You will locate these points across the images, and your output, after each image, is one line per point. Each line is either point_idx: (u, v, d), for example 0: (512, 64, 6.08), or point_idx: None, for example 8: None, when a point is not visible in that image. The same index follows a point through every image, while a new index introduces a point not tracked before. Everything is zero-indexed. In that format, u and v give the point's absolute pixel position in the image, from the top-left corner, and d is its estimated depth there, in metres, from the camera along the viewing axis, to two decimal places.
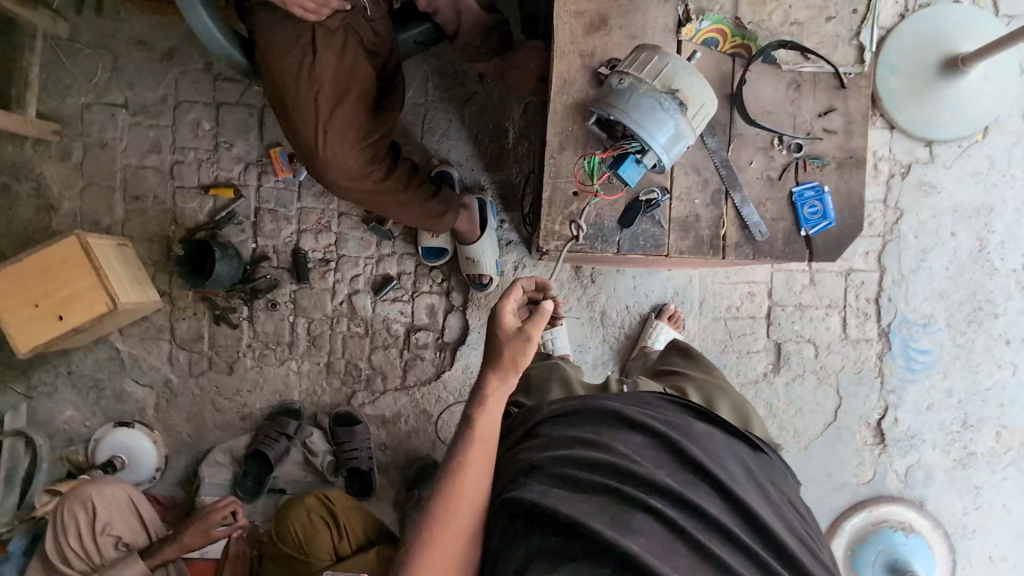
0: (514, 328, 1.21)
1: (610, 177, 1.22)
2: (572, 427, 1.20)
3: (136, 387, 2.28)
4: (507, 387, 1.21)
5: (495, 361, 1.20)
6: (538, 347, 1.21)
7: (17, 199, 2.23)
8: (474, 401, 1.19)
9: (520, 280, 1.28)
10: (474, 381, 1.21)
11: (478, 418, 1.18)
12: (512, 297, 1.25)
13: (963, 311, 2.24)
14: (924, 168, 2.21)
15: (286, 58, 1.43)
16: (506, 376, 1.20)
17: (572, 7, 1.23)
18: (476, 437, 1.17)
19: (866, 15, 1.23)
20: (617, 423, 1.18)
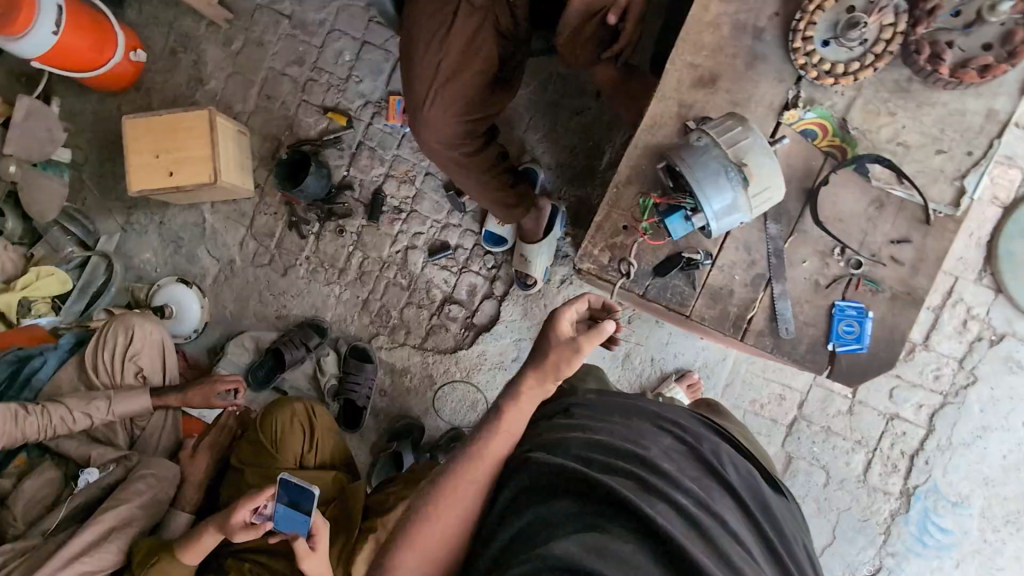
0: (567, 335, 1.25)
1: (659, 222, 1.25)
2: (601, 418, 1.24)
3: (206, 255, 2.54)
4: (542, 389, 1.26)
5: (539, 362, 1.26)
6: (583, 361, 1.23)
7: (178, 65, 2.55)
8: (508, 393, 1.26)
9: (589, 296, 1.31)
10: (514, 376, 1.28)
11: (507, 410, 1.25)
12: (573, 307, 1.30)
13: (1005, 508, 2.04)
14: (1016, 344, 2.02)
15: (427, 19, 1.55)
16: (545, 380, 1.25)
17: (689, 58, 1.25)
18: (500, 431, 1.24)
19: (980, 160, 1.17)
20: (648, 423, 1.23)
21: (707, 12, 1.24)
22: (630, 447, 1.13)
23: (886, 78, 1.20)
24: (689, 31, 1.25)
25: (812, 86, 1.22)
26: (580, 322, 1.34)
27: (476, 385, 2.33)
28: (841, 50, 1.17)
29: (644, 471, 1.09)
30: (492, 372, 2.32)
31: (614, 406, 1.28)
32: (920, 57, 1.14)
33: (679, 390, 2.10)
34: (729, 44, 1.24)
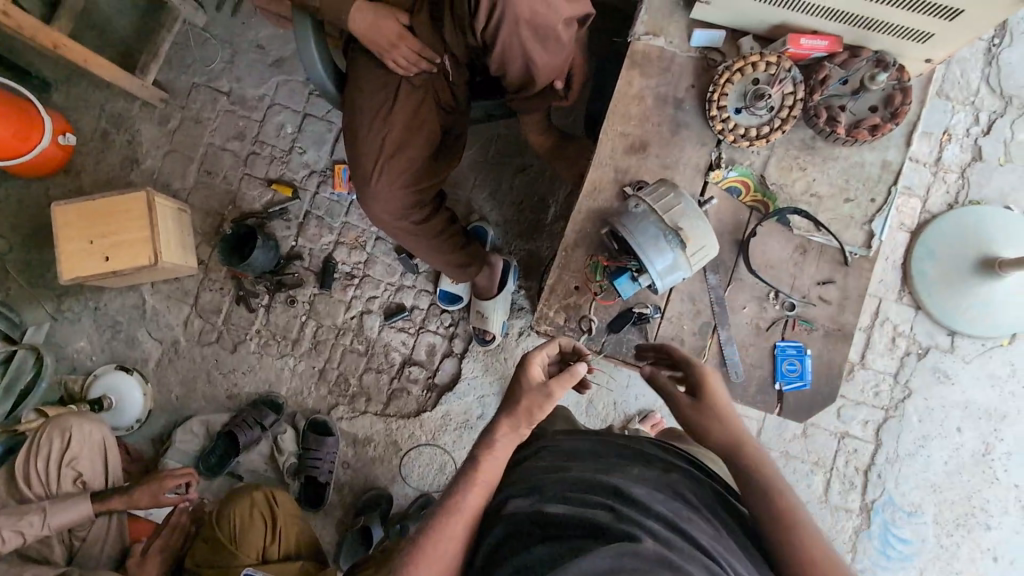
0: (539, 380, 1.25)
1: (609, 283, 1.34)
2: (571, 459, 1.24)
3: (148, 338, 2.42)
4: (517, 436, 1.23)
5: (511, 408, 1.24)
6: (556, 405, 1.23)
7: (111, 146, 2.49)
8: (483, 441, 1.23)
9: (559, 339, 1.33)
10: (487, 424, 1.25)
11: (482, 461, 1.20)
12: (545, 351, 1.29)
13: (954, 512, 2.15)
14: (941, 356, 2.19)
15: (369, 99, 1.60)
16: (518, 426, 1.22)
17: (620, 128, 1.35)
18: (478, 481, 1.19)
19: (883, 206, 1.31)
20: (618, 458, 1.22)
21: (632, 86, 1.35)
22: (599, 480, 1.12)
23: (795, 137, 1.33)
24: (617, 104, 1.35)
25: (731, 148, 1.33)
26: (551, 364, 1.34)
27: (443, 447, 2.28)
28: (752, 117, 1.30)
29: (618, 501, 1.07)
30: (458, 432, 2.28)
31: (584, 448, 1.28)
32: (820, 121, 1.28)
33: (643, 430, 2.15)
34: (655, 114, 1.34)
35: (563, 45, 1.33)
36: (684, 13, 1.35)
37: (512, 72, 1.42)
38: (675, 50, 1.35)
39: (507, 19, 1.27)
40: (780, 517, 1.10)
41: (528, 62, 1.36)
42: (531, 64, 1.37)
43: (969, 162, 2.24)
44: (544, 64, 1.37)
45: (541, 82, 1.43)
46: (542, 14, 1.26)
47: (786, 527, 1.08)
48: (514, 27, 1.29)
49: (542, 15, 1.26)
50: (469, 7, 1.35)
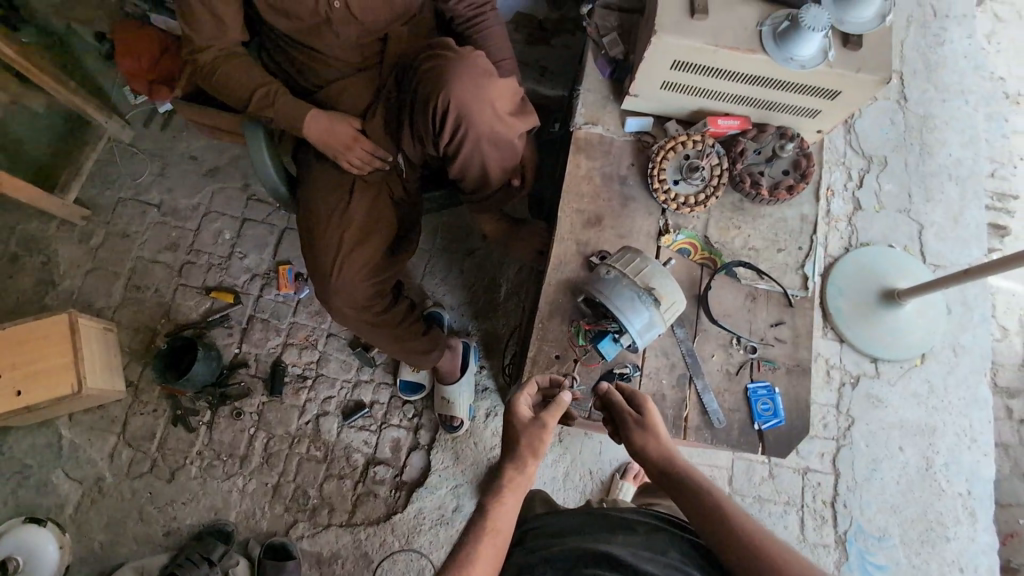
0: (530, 415, 1.25)
1: (591, 346, 1.40)
2: (559, 531, 1.24)
3: (64, 480, 2.13)
4: (525, 477, 1.17)
5: (513, 450, 1.19)
6: (553, 435, 1.23)
7: (22, 271, 2.31)
8: (489, 491, 1.14)
9: (536, 377, 1.34)
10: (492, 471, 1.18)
11: (494, 509, 1.11)
12: (528, 391, 1.31)
13: (917, 530, 2.28)
14: (871, 382, 2.41)
15: (325, 196, 1.62)
16: (525, 465, 1.18)
17: (574, 205, 1.47)
18: (489, 529, 1.08)
19: (809, 251, 1.49)
20: (601, 524, 1.23)
21: (580, 169, 1.49)
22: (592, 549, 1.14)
23: (726, 202, 1.51)
24: (570, 185, 1.48)
25: (675, 215, 1.48)
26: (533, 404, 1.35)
27: (419, 550, 2.13)
28: (689, 186, 1.46)
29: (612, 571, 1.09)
30: (434, 531, 2.15)
31: (566, 516, 1.29)
32: (746, 185, 1.46)
33: (627, 482, 2.16)
34: (603, 191, 1.48)
35: (515, 153, 1.47)
36: (615, 104, 1.54)
37: (469, 177, 1.51)
38: (613, 135, 1.52)
39: (469, 137, 1.38)
40: (718, 517, 1.11)
41: (485, 167, 1.47)
42: (487, 169, 1.48)
43: (852, 212, 2.62)
44: (500, 170, 1.49)
45: (496, 186, 1.54)
46: (501, 131, 1.39)
47: (726, 527, 1.10)
48: (475, 143, 1.40)
49: (499, 132, 1.39)
50: (430, 128, 1.40)
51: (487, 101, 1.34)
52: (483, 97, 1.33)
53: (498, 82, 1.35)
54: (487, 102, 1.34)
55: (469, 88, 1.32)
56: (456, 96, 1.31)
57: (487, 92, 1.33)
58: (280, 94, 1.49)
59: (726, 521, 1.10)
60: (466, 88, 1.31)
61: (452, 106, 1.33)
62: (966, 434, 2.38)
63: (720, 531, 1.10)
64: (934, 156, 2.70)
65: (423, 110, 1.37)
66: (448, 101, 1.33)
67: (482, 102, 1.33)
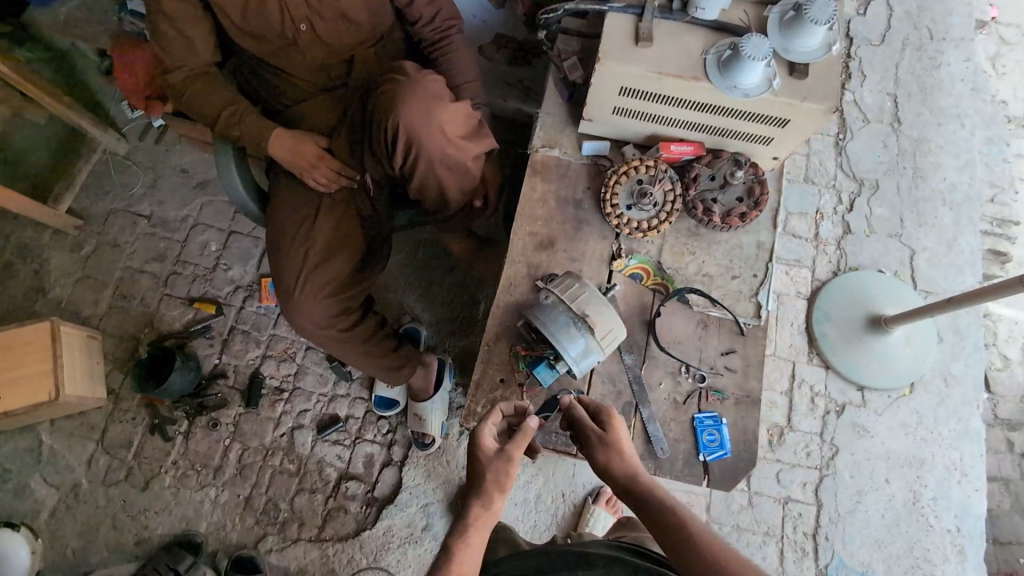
0: (495, 449, 1.18)
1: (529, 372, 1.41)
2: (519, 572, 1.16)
3: (42, 485, 2.16)
4: (492, 514, 1.11)
5: (480, 487, 1.13)
6: (520, 467, 1.16)
7: (14, 278, 2.37)
8: (455, 530, 1.09)
9: (499, 406, 1.28)
10: (457, 510, 1.12)
11: (460, 551, 1.05)
12: (491, 421, 1.25)
13: (901, 566, 2.21)
14: (856, 411, 2.35)
15: (292, 214, 1.65)
16: (492, 501, 1.12)
17: (528, 228, 1.49)
18: (455, 573, 1.02)
19: (764, 279, 1.48)
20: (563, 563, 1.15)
21: (535, 192, 1.50)
22: None
23: (681, 227, 1.50)
24: (524, 208, 1.49)
25: (628, 239, 1.49)
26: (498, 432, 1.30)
27: (385, 569, 2.11)
28: (642, 212, 1.45)
29: None
30: (402, 550, 2.13)
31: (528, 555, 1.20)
32: (699, 212, 1.46)
33: (598, 508, 2.11)
34: (558, 214, 1.49)
35: (472, 176, 1.50)
36: (573, 128, 1.55)
37: (428, 197, 1.54)
38: (569, 159, 1.53)
39: (422, 159, 1.41)
40: (682, 532, 1.05)
41: (442, 187, 1.49)
42: (444, 189, 1.50)
43: (841, 235, 2.56)
44: (457, 191, 1.51)
45: (455, 207, 1.57)
46: (453, 154, 1.42)
47: (690, 542, 1.04)
48: (428, 165, 1.43)
49: (451, 155, 1.42)
50: (386, 147, 1.44)
51: (436, 125, 1.37)
52: (433, 121, 1.36)
53: (449, 107, 1.38)
54: (437, 125, 1.37)
55: (418, 110, 1.35)
56: (406, 119, 1.36)
57: (437, 116, 1.36)
58: (247, 114, 1.53)
59: (690, 536, 1.04)
60: (415, 111, 1.35)
61: (403, 128, 1.37)
62: (957, 468, 2.30)
63: (683, 546, 1.04)
64: (928, 181, 2.65)
65: (377, 130, 1.42)
66: (397, 123, 1.37)
67: (432, 125, 1.36)
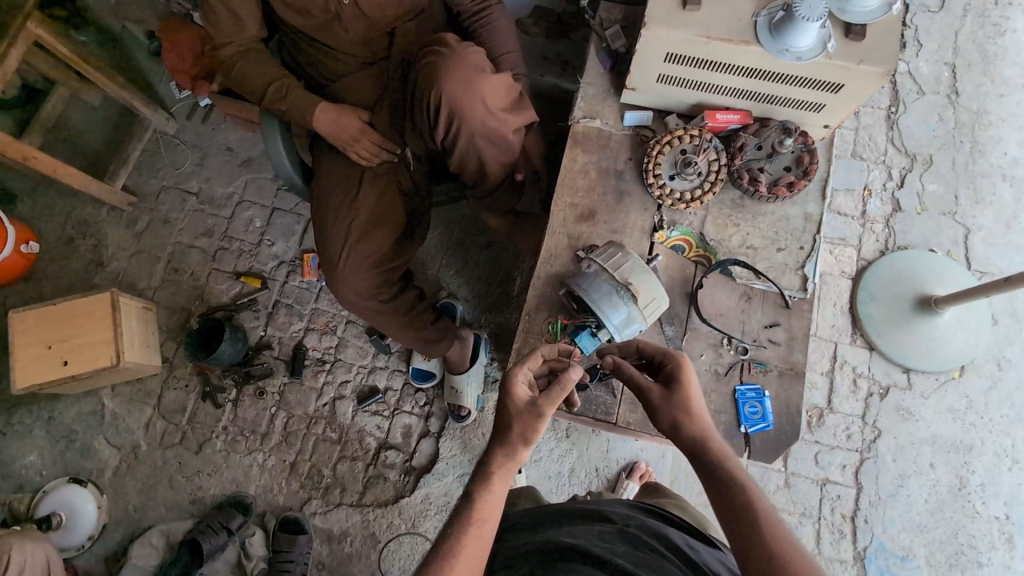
0: (526, 400, 1.14)
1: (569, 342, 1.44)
2: (535, 530, 1.22)
3: (105, 445, 2.31)
4: (515, 463, 1.11)
5: (504, 437, 1.12)
6: (550, 423, 1.12)
7: (75, 252, 2.51)
8: (478, 479, 1.11)
9: (541, 350, 1.25)
10: (480, 458, 1.13)
11: (480, 499, 1.08)
12: (527, 367, 1.22)
13: (945, 552, 2.16)
14: (901, 393, 2.28)
15: (336, 187, 1.69)
16: (515, 453, 1.11)
17: (569, 199, 1.49)
18: (475, 519, 1.06)
19: (810, 252, 1.45)
20: (578, 521, 1.21)
21: (576, 162, 1.50)
22: (562, 541, 1.11)
23: (725, 198, 1.48)
24: (564, 178, 1.49)
25: (671, 211, 1.47)
26: (537, 380, 1.26)
27: (423, 534, 2.19)
28: (685, 182, 1.45)
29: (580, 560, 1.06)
30: (439, 516, 2.20)
31: (544, 513, 1.27)
32: (744, 181, 1.43)
33: (633, 482, 2.13)
34: (599, 185, 1.49)
35: (513, 149, 1.50)
36: (614, 98, 1.54)
37: (470, 171, 1.56)
38: (611, 129, 1.52)
39: (464, 132, 1.43)
40: (741, 513, 0.98)
41: (483, 159, 1.51)
42: (485, 161, 1.52)
43: (890, 213, 2.46)
44: (498, 164, 1.53)
45: (495, 180, 1.58)
46: (495, 126, 1.43)
47: (748, 525, 0.96)
48: (470, 137, 1.45)
49: (493, 127, 1.43)
50: (428, 119, 1.46)
51: (479, 96, 1.38)
52: (475, 92, 1.38)
53: (491, 78, 1.39)
54: (479, 97, 1.38)
55: (460, 83, 1.37)
56: (449, 92, 1.37)
57: (479, 88, 1.38)
58: (293, 88, 1.57)
59: (749, 517, 0.97)
60: (459, 83, 1.37)
61: (446, 100, 1.38)
62: (1007, 454, 2.22)
63: (739, 529, 0.97)
64: (986, 155, 2.51)
65: (420, 103, 1.44)
66: (441, 95, 1.38)
67: (475, 98, 1.38)
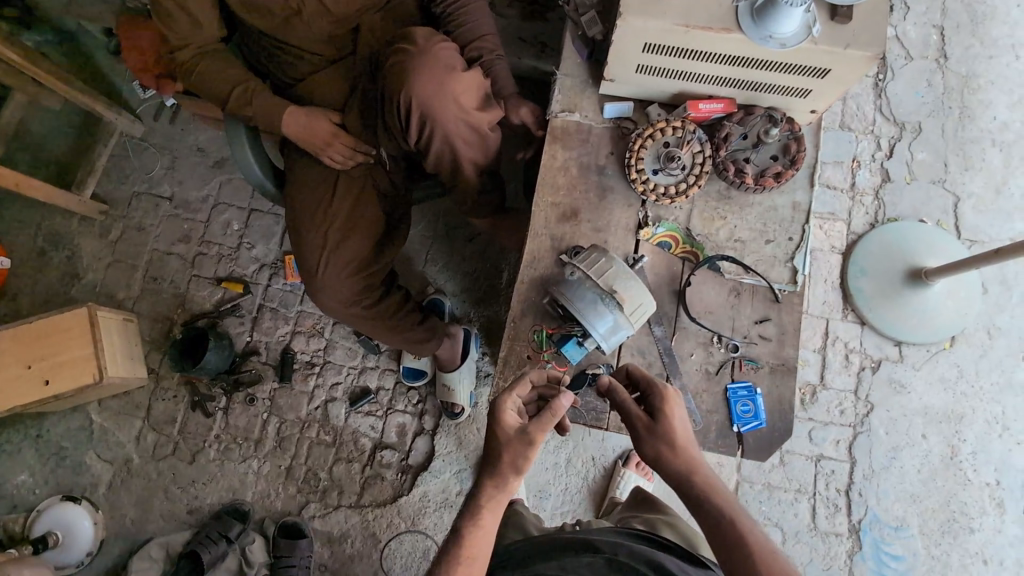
0: (516, 428, 1.14)
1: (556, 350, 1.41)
2: (525, 566, 1.21)
3: (96, 460, 2.28)
4: (506, 495, 1.12)
5: (495, 469, 1.12)
6: (541, 450, 1.12)
7: (49, 264, 2.43)
8: (467, 514, 1.12)
9: (529, 375, 1.25)
10: (470, 489, 1.14)
11: (470, 533, 1.09)
12: (516, 393, 1.21)
13: (938, 519, 2.20)
14: (893, 366, 2.28)
15: (310, 193, 1.63)
16: (506, 482, 1.12)
17: (551, 198, 1.44)
18: (463, 556, 1.07)
19: (800, 243, 1.42)
20: (567, 552, 1.20)
21: (556, 159, 1.45)
22: None
23: (711, 189, 1.44)
24: (544, 177, 1.44)
25: (655, 206, 1.43)
26: (526, 406, 1.26)
27: (424, 532, 2.19)
28: (669, 176, 1.40)
29: None
30: (439, 514, 2.21)
31: (534, 546, 1.26)
32: (730, 173, 1.39)
33: (630, 471, 2.13)
34: (581, 182, 1.44)
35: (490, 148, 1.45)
36: (593, 89, 1.48)
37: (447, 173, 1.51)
38: (590, 123, 1.46)
39: (438, 134, 1.38)
40: (733, 548, 1.05)
41: (459, 162, 1.46)
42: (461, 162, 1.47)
43: (879, 184, 2.42)
44: (474, 166, 1.48)
45: (473, 182, 1.53)
46: (469, 127, 1.38)
47: (741, 559, 1.04)
48: (445, 139, 1.40)
49: (467, 128, 1.38)
50: (400, 122, 1.41)
51: (451, 96, 1.33)
52: (446, 93, 1.33)
53: (461, 77, 1.34)
54: (451, 98, 1.34)
55: (430, 84, 1.32)
56: (421, 91, 1.31)
57: (450, 88, 1.33)
58: (258, 92, 1.50)
59: (742, 553, 1.04)
60: (429, 83, 1.31)
61: (417, 103, 1.33)
62: (997, 421, 2.24)
63: (734, 563, 1.05)
64: (976, 120, 2.47)
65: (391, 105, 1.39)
66: (412, 97, 1.33)
67: (446, 98, 1.33)
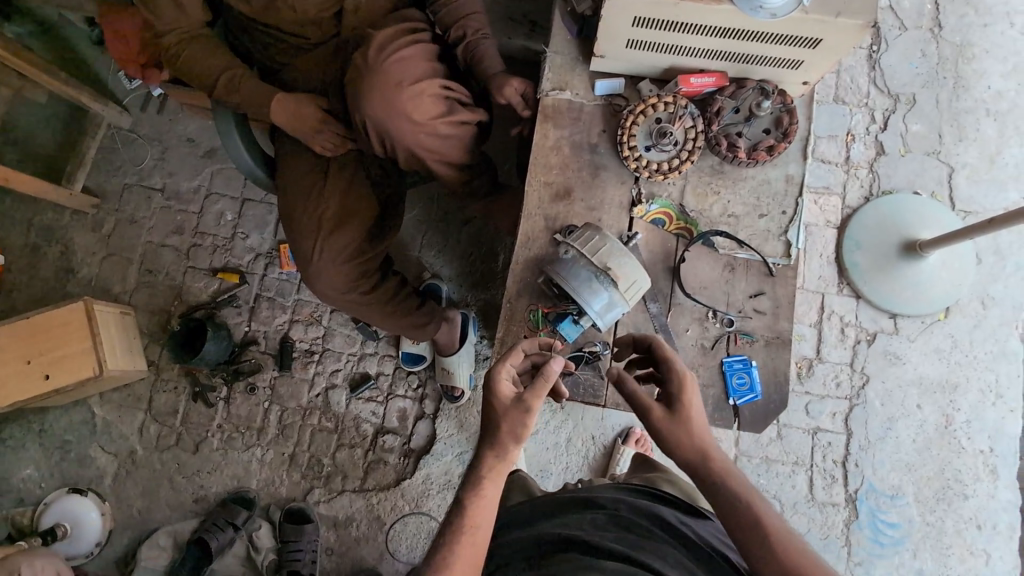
0: (511, 397, 1.15)
1: (552, 329, 1.42)
2: (530, 522, 1.25)
3: (100, 453, 2.30)
4: (507, 464, 1.13)
5: (493, 438, 1.13)
6: (538, 417, 1.13)
7: (43, 260, 2.42)
8: (470, 485, 1.12)
9: (521, 345, 1.25)
10: (471, 461, 1.15)
11: (472, 506, 1.10)
12: (511, 362, 1.22)
13: (932, 487, 2.23)
14: (888, 338, 2.30)
15: (301, 178, 1.62)
16: (506, 451, 1.13)
17: (544, 177, 1.44)
18: (467, 528, 1.08)
19: (793, 217, 1.42)
20: (570, 508, 1.23)
21: (548, 139, 1.44)
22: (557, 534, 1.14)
23: (704, 164, 1.43)
24: (537, 156, 1.44)
25: (648, 183, 1.43)
26: (521, 375, 1.26)
27: (428, 513, 2.23)
28: (661, 153, 1.40)
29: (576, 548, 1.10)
30: (442, 495, 2.23)
31: (538, 503, 1.30)
32: (722, 148, 1.38)
33: (629, 448, 2.17)
34: (573, 161, 1.44)
35: None
36: (583, 67, 1.47)
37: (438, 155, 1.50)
38: (581, 101, 1.45)
39: (398, 147, 1.50)
40: (751, 530, 1.05)
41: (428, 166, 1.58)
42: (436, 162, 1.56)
43: (874, 157, 2.42)
44: (445, 166, 1.58)
45: None
46: (427, 138, 1.49)
47: (758, 541, 1.04)
48: (406, 150, 1.52)
49: (427, 139, 1.49)
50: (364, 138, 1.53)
51: (403, 115, 1.44)
52: (397, 110, 1.43)
53: (411, 91, 1.42)
54: (403, 115, 1.44)
55: (378, 106, 1.43)
56: (371, 114, 1.44)
57: (398, 107, 1.42)
58: (245, 79, 1.48)
59: (760, 534, 1.04)
60: (376, 106, 1.43)
61: (370, 125, 1.46)
62: (991, 390, 2.27)
63: (751, 546, 1.04)
64: (970, 90, 2.45)
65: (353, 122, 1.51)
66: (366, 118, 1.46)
67: (397, 117, 1.44)
